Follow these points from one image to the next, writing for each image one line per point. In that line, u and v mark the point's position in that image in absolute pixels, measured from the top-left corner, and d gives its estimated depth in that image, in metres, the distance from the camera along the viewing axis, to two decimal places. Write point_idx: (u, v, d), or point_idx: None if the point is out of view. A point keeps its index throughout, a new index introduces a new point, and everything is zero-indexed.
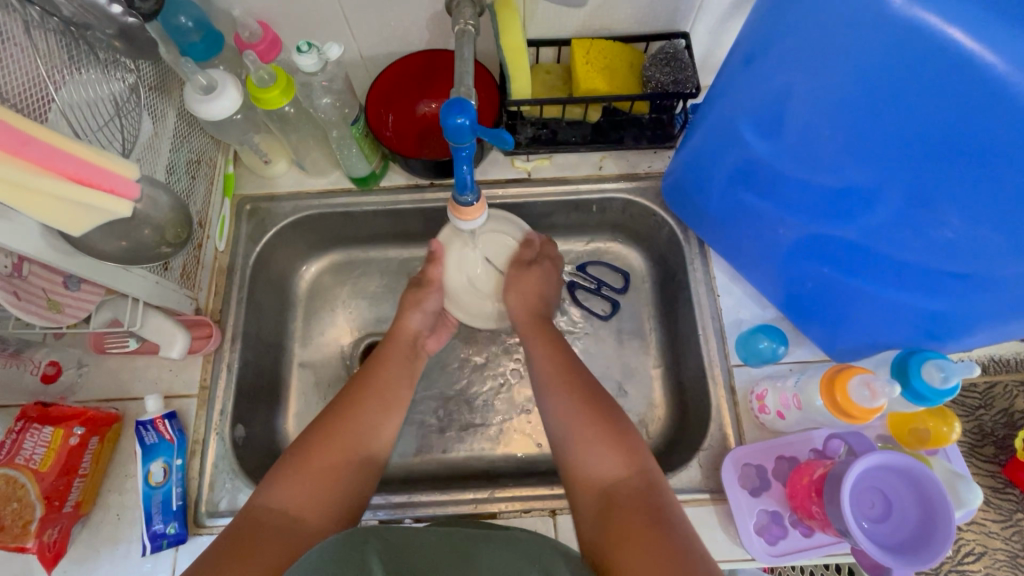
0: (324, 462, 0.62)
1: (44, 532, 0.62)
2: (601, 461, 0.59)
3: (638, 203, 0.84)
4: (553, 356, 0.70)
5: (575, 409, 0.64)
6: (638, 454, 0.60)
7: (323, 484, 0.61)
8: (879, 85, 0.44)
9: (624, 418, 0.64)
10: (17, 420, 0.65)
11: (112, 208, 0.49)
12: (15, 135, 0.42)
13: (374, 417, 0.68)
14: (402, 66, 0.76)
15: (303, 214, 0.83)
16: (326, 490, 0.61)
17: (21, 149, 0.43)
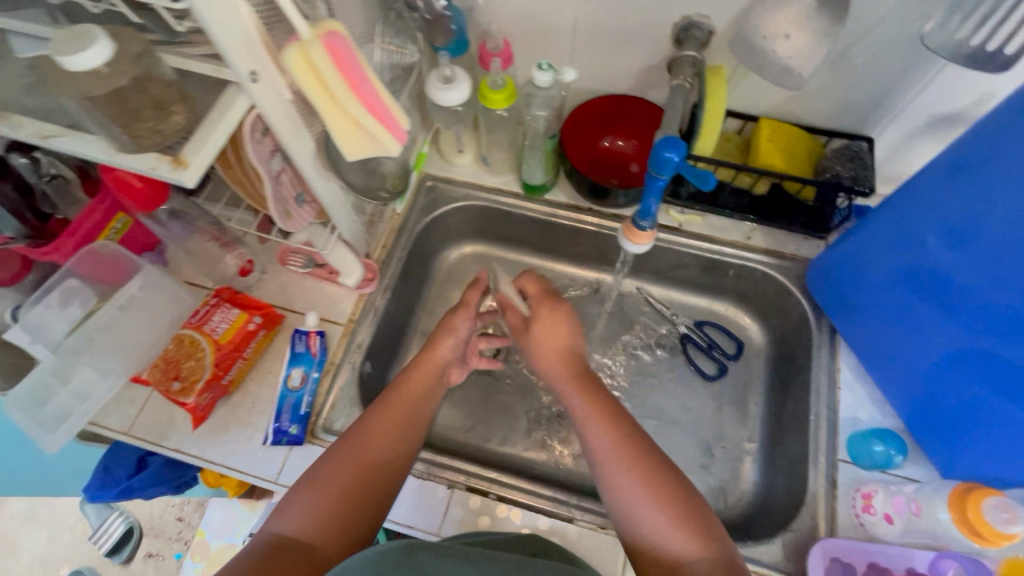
0: (337, 482, 0.58)
1: (202, 395, 0.72)
2: (653, 532, 0.55)
3: (776, 280, 0.87)
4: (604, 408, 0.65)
5: (630, 469, 0.59)
6: (676, 506, 0.56)
7: (326, 511, 0.55)
8: None
9: (682, 475, 0.59)
10: (212, 296, 0.77)
11: (383, 144, 0.55)
12: (356, 75, 0.49)
13: (376, 437, 0.63)
14: (602, 102, 0.85)
15: (471, 202, 0.93)
16: (323, 536, 0.54)
17: (356, 85, 0.50)
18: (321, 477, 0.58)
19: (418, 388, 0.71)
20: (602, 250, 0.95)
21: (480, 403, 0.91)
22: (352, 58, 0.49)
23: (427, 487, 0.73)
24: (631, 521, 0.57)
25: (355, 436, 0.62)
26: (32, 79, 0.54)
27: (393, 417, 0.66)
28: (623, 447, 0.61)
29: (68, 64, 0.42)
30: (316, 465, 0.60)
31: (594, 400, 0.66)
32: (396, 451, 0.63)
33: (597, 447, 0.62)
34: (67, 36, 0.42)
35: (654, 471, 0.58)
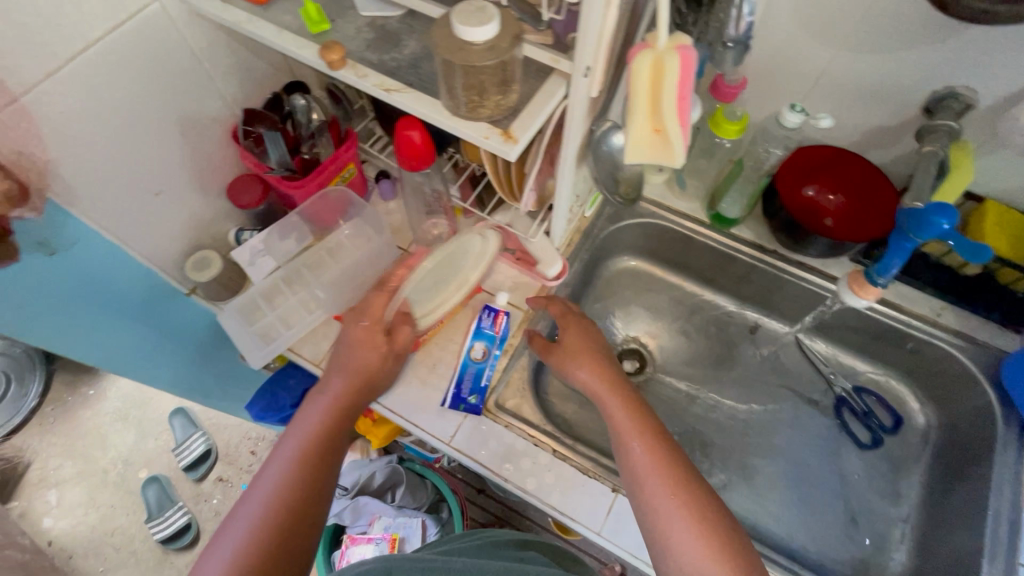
0: (247, 525, 0.54)
1: (400, 346, 0.77)
2: (688, 556, 0.54)
3: (960, 365, 0.84)
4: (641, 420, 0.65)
5: (666, 488, 0.58)
6: (710, 531, 0.55)
7: (245, 553, 0.51)
8: None
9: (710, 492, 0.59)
10: (422, 257, 0.82)
11: (672, 154, 0.57)
12: (686, 91, 0.52)
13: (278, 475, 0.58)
14: (814, 153, 0.86)
15: (655, 221, 0.95)
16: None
17: (683, 96, 0.52)
18: (240, 517, 0.55)
19: (311, 400, 0.66)
20: (774, 294, 0.95)
21: None
22: (693, 77, 0.51)
23: (591, 486, 0.74)
24: (666, 554, 0.55)
25: (268, 486, 0.57)
26: (373, 36, 0.59)
27: (302, 460, 0.60)
28: (659, 461, 0.60)
29: (463, 34, 0.46)
30: (237, 518, 0.55)
31: (633, 412, 0.66)
32: (314, 496, 0.58)
33: (633, 463, 0.61)
34: (468, 10, 0.47)
35: (684, 490, 0.58)
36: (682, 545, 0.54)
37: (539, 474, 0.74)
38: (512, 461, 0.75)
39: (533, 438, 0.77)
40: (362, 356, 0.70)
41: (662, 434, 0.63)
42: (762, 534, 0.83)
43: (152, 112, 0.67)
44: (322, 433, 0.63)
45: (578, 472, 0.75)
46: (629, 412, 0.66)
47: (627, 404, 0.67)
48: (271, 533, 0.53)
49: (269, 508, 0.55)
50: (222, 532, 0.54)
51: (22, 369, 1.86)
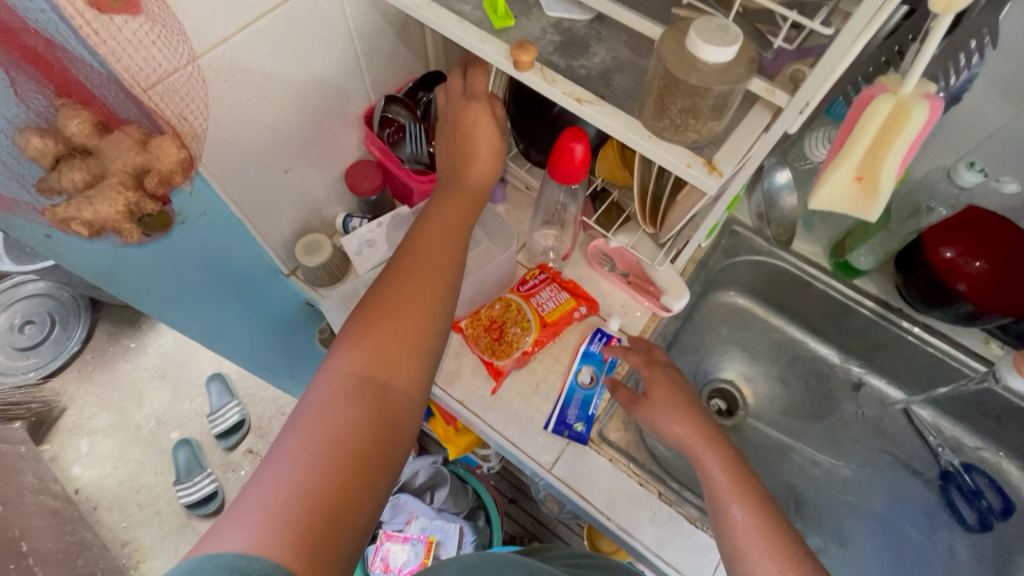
0: (395, 302, 0.59)
1: (515, 362, 0.74)
2: None
3: None
4: (738, 479, 0.59)
5: (772, 560, 0.53)
6: None
7: (389, 332, 0.57)
8: None
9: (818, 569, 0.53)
10: (540, 271, 0.79)
11: (866, 209, 0.52)
12: (919, 138, 0.47)
13: (422, 258, 0.63)
14: (969, 215, 0.78)
15: (771, 260, 0.91)
16: (390, 357, 0.56)
17: (910, 145, 0.47)
18: (389, 292, 0.60)
19: (445, 211, 0.68)
20: (888, 354, 0.90)
21: None
22: (926, 128, 0.46)
23: (698, 537, 0.70)
24: None
25: (386, 296, 0.60)
26: (559, 39, 0.55)
27: (419, 273, 0.62)
28: (763, 532, 0.55)
29: (702, 52, 0.42)
30: (365, 317, 0.58)
31: (734, 472, 0.60)
32: (430, 306, 0.60)
33: (733, 531, 0.56)
34: (706, 27, 0.43)
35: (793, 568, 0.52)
36: None
37: (643, 515, 0.71)
38: (615, 498, 0.71)
39: (639, 477, 0.73)
40: (484, 163, 0.69)
41: (769, 509, 0.57)
42: None
43: (303, 87, 0.64)
44: (462, 216, 0.68)
45: (684, 519, 0.71)
46: (726, 468, 0.60)
47: (723, 463, 0.61)
48: (395, 340, 0.57)
49: (389, 315, 0.58)
50: (356, 322, 0.59)
51: (67, 313, 1.79)
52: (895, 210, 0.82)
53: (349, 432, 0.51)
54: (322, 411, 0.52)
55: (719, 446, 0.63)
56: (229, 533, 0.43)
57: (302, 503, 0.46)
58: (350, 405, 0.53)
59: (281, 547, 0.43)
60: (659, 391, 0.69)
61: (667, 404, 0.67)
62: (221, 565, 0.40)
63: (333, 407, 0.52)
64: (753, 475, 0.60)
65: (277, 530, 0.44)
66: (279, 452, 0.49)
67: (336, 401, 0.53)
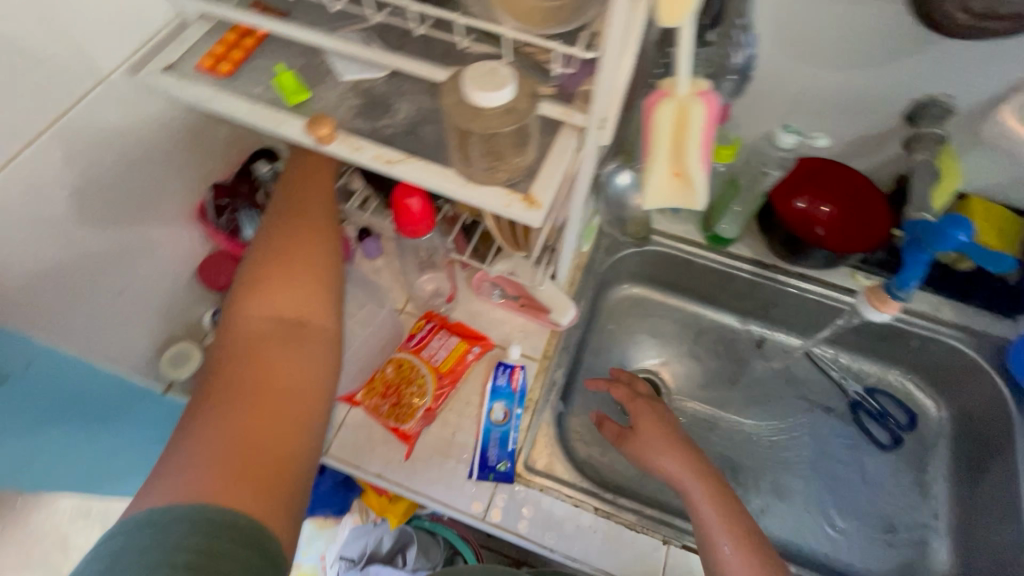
0: (287, 247, 0.62)
1: (420, 422, 0.71)
2: None
3: (968, 356, 0.86)
4: (730, 523, 0.61)
5: None
6: None
7: (289, 277, 0.61)
8: None
9: None
10: (426, 321, 0.76)
11: (694, 200, 0.54)
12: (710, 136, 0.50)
13: (303, 206, 0.66)
14: (804, 165, 0.86)
15: (652, 247, 0.94)
16: (296, 299, 0.60)
17: (707, 140, 0.49)
18: (274, 239, 0.63)
19: (311, 166, 0.69)
20: (777, 307, 0.94)
21: None
22: (716, 118, 0.48)
23: (642, 541, 0.70)
24: None
25: (274, 246, 0.63)
26: (360, 102, 0.54)
27: (302, 226, 0.64)
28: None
29: (479, 100, 0.42)
30: (253, 278, 0.60)
31: (729, 515, 0.62)
32: (323, 245, 0.64)
33: (726, 571, 0.58)
34: (478, 74, 0.43)
35: None
36: None
37: (586, 537, 0.70)
38: (554, 528, 0.70)
39: (573, 498, 0.72)
40: None
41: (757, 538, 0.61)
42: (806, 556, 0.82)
43: (109, 201, 0.59)
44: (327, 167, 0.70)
45: (624, 527, 0.71)
46: (718, 510, 0.63)
47: (714, 494, 0.64)
48: (296, 286, 0.61)
49: (284, 264, 0.62)
50: (247, 275, 0.61)
51: None
52: (742, 177, 0.85)
53: (275, 371, 0.55)
54: (233, 374, 0.54)
55: (712, 484, 0.65)
56: (161, 492, 0.45)
57: (246, 438, 0.50)
58: (270, 351, 0.56)
59: (229, 484, 0.46)
60: (647, 425, 0.72)
61: (654, 444, 0.70)
62: (171, 518, 0.42)
63: (254, 352, 0.56)
64: (746, 517, 0.63)
65: (217, 473, 0.46)
66: (198, 417, 0.51)
67: (252, 346, 0.56)
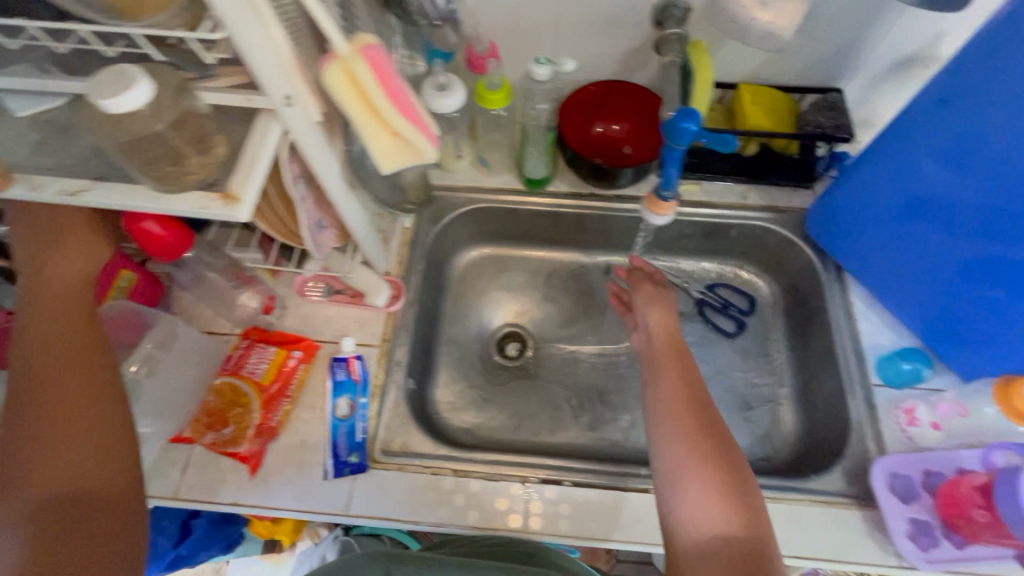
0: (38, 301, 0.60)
1: (254, 441, 0.70)
2: (693, 505, 0.55)
3: (779, 233, 0.92)
4: (677, 379, 0.67)
5: (693, 435, 0.60)
6: (736, 489, 0.56)
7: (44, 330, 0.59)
8: None
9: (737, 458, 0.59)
10: (241, 340, 0.75)
11: (418, 153, 0.55)
12: (397, 86, 0.50)
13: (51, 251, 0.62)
14: (587, 92, 0.88)
15: (476, 206, 0.94)
16: (56, 347, 0.58)
17: (391, 93, 0.49)
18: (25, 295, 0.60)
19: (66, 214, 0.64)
20: (611, 232, 0.98)
21: (520, 400, 0.92)
22: (385, 69, 0.48)
23: (502, 487, 0.72)
24: (671, 487, 0.57)
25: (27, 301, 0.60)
26: (41, 136, 0.51)
27: (50, 275, 0.61)
28: (692, 419, 0.62)
29: (111, 106, 0.40)
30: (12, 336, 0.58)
31: (682, 376, 0.68)
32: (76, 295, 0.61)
33: (662, 415, 0.63)
34: (106, 79, 0.41)
35: (710, 446, 0.59)
36: (690, 493, 0.56)
37: (447, 500, 0.71)
38: (416, 500, 0.71)
39: (432, 467, 0.74)
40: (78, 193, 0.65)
41: (726, 443, 0.59)
42: None
43: None
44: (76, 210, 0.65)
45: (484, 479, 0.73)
46: (670, 371, 0.68)
47: (684, 400, 0.64)
48: (54, 334, 0.59)
49: (37, 317, 0.59)
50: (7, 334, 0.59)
51: None
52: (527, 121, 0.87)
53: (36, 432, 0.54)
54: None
55: (674, 351, 0.73)
56: None
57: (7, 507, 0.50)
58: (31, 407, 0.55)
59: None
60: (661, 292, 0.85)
61: (659, 305, 0.82)
62: None
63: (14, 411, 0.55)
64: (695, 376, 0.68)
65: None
66: None
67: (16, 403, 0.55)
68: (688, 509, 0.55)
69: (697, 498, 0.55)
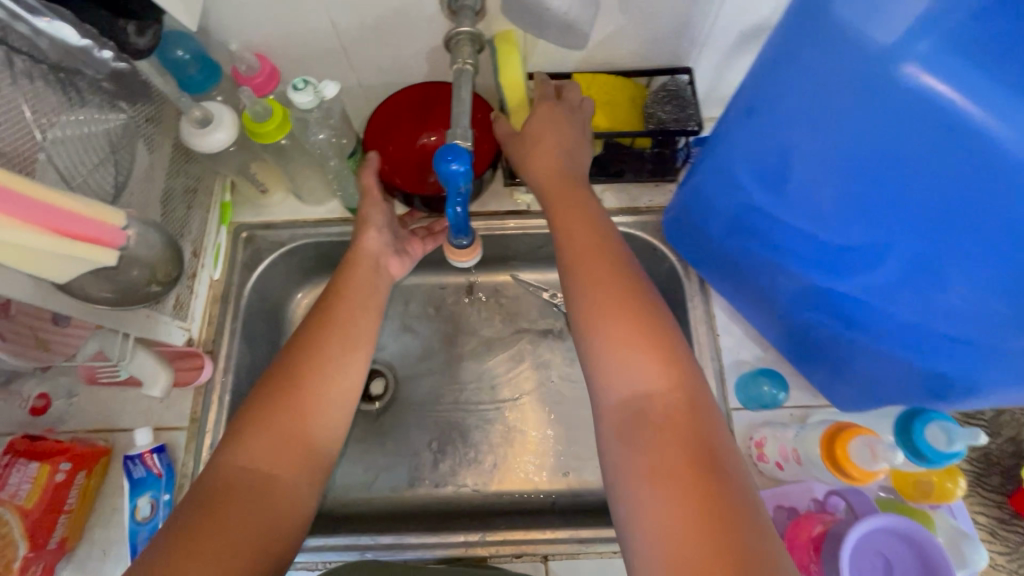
0: None
1: (28, 569, 0.61)
2: (628, 370, 0.52)
3: (639, 239, 0.82)
4: (585, 221, 0.62)
5: (615, 292, 0.56)
6: (676, 362, 0.53)
7: None
8: (883, 161, 0.43)
9: (651, 294, 0.58)
10: (3, 453, 0.64)
11: (94, 259, 0.45)
12: (4, 194, 0.38)
13: None
14: (400, 98, 0.74)
15: (299, 243, 0.82)
16: None
17: (11, 207, 0.39)
18: None
19: None
20: None
21: (377, 450, 0.85)
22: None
23: None
24: (607, 386, 0.53)
25: None
26: None
27: None
28: (617, 281, 0.57)
29: None
30: None
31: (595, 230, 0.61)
32: None
33: (571, 273, 0.59)
34: None
35: (631, 301, 0.56)
36: (633, 365, 0.52)
37: None
38: None
39: None
40: None
41: (659, 315, 0.56)
42: (543, 492, 0.81)
43: None
44: None
45: (306, 569, 0.69)
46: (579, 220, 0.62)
47: (595, 254, 0.59)
48: None
49: None
50: None
51: None
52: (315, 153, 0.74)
53: None
54: None
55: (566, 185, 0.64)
56: None
57: None
58: None
59: None
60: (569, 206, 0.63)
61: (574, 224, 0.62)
62: None
63: None
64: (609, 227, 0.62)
65: None
66: None
67: None
68: (612, 367, 0.53)
69: (633, 377, 0.52)
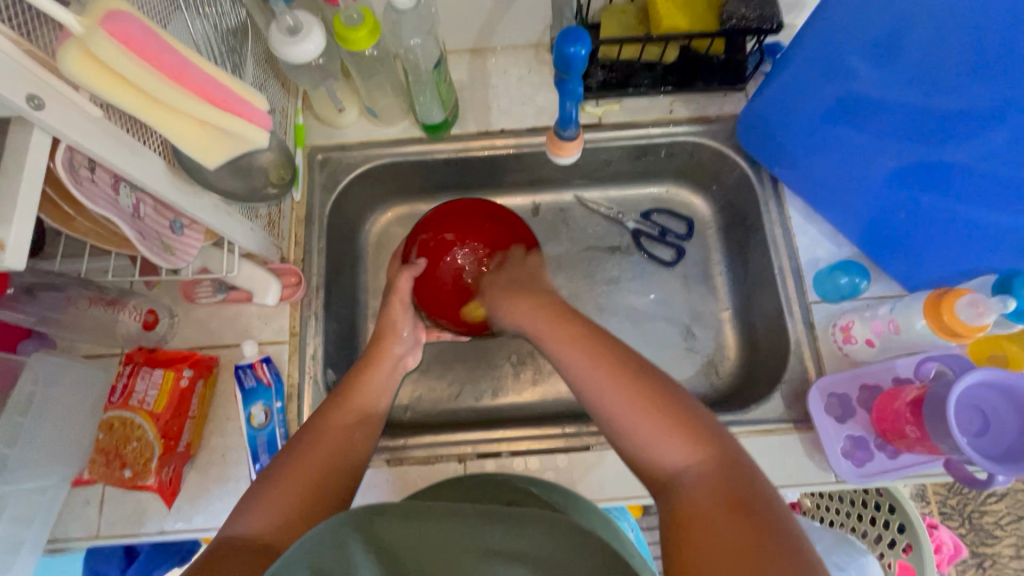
0: None
1: (162, 470, 0.64)
2: (660, 447, 0.50)
3: (709, 147, 0.84)
4: (569, 332, 0.61)
5: (627, 387, 0.53)
6: (704, 432, 0.50)
7: None
8: (1010, 21, 0.44)
9: (679, 390, 0.54)
10: (126, 364, 0.67)
11: (247, 138, 0.46)
12: (176, 58, 0.40)
13: None
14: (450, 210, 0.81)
15: (374, 164, 0.83)
16: None
17: (179, 74, 0.40)
18: None
19: None
20: (531, 168, 0.88)
21: (459, 366, 0.87)
22: (159, 44, 0.38)
23: (438, 469, 0.70)
24: (628, 441, 0.52)
25: None
26: None
27: None
28: (633, 381, 0.54)
29: None
30: None
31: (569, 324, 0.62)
32: None
33: (613, 417, 0.53)
34: None
35: (649, 390, 0.53)
36: (669, 446, 0.49)
37: (381, 490, 0.70)
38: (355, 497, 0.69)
39: None
40: None
41: (638, 366, 0.56)
42: None
43: None
44: None
45: (419, 465, 0.71)
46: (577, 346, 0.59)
47: (617, 373, 0.55)
48: None
49: None
50: None
51: None
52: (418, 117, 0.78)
53: None
54: None
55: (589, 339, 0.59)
56: None
57: None
58: None
59: None
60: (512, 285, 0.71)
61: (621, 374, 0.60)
62: None
63: None
64: (594, 328, 0.61)
65: None
66: None
67: None
68: (636, 446, 0.51)
69: (644, 434, 0.51)
